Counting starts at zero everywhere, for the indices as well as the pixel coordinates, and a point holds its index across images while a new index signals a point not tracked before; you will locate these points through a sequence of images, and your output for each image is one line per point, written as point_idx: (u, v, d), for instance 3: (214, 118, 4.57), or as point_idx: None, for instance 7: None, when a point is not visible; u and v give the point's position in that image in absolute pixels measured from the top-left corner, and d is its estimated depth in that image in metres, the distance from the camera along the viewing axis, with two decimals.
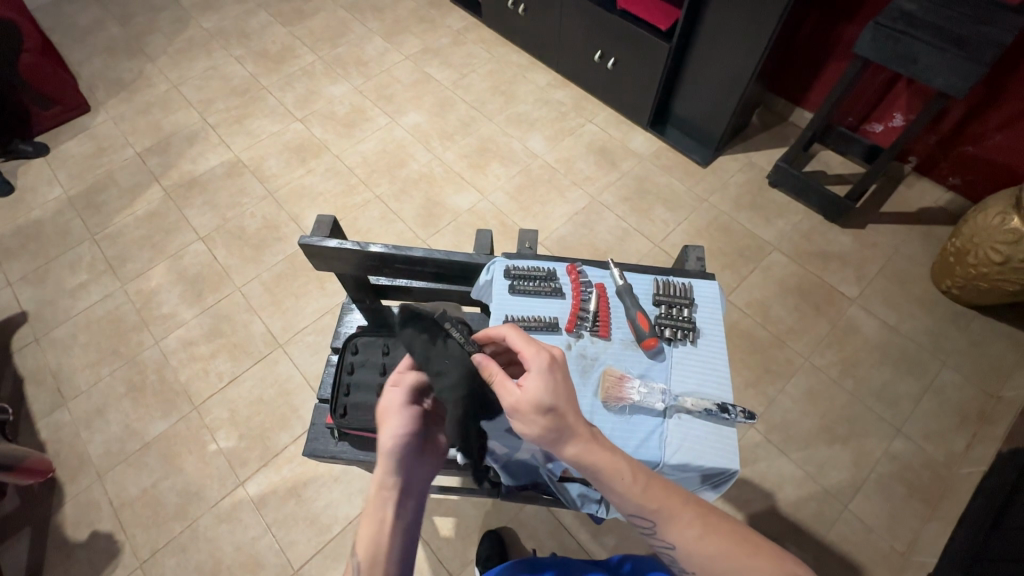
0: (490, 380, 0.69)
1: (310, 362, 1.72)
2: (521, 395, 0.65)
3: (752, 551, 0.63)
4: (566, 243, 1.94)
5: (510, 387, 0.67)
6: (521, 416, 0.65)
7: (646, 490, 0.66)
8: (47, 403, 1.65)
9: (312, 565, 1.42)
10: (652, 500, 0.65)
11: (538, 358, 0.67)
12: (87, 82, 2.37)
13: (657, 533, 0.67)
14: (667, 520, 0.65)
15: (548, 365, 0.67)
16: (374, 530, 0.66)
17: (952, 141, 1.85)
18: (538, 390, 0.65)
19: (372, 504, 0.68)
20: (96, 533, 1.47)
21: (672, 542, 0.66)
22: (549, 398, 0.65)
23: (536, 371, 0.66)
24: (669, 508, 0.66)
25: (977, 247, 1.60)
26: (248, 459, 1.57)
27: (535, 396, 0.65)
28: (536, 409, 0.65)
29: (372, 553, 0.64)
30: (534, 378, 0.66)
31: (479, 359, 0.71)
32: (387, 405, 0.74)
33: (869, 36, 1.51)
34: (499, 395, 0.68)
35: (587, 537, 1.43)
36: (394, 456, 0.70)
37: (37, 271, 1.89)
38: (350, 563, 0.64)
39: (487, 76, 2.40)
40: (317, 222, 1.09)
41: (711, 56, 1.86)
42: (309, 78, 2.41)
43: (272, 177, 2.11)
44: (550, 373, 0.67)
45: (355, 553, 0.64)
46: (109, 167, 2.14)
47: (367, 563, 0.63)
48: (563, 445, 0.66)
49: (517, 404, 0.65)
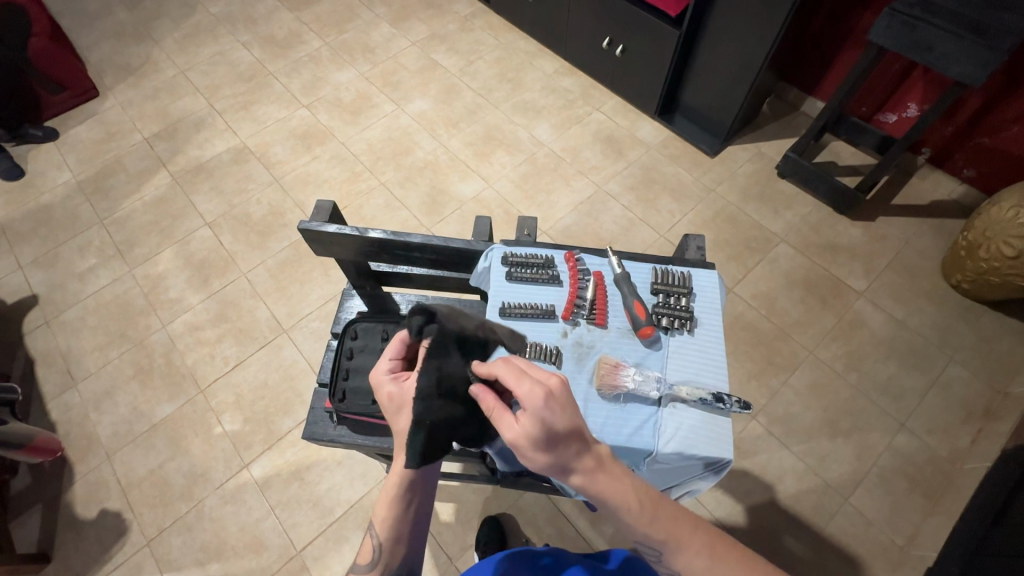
0: (489, 414, 0.67)
1: (314, 348, 1.74)
2: (519, 431, 0.63)
3: None
4: (570, 233, 1.93)
5: (508, 422, 0.64)
6: (522, 451, 0.63)
7: (653, 521, 0.64)
8: (57, 384, 1.69)
9: (313, 546, 1.45)
10: (658, 531, 0.65)
11: (531, 395, 0.61)
12: (96, 67, 2.37)
13: (664, 559, 0.67)
14: (676, 550, 0.65)
15: (542, 402, 0.61)
16: (396, 512, 0.70)
17: (967, 133, 1.82)
18: (533, 429, 0.61)
19: (394, 488, 0.70)
20: (104, 511, 1.50)
21: (680, 569, 0.66)
22: (547, 437, 0.61)
23: (530, 409, 0.61)
24: (677, 538, 0.65)
25: (989, 242, 1.57)
26: (252, 442, 1.59)
27: (534, 435, 0.61)
28: (536, 447, 0.62)
29: (393, 532, 0.70)
30: (528, 416, 0.61)
31: (477, 392, 0.68)
32: (398, 391, 0.73)
33: (885, 23, 1.46)
34: (500, 429, 0.66)
35: (585, 526, 1.44)
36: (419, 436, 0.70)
37: (47, 254, 1.92)
38: (369, 539, 0.70)
39: (494, 63, 2.38)
40: (317, 208, 1.09)
41: (722, 43, 1.83)
42: (316, 64, 2.40)
43: (278, 163, 2.12)
44: (545, 409, 0.61)
45: (375, 530, 0.70)
46: (117, 152, 2.15)
47: (389, 540, 0.70)
48: (568, 475, 0.63)
49: (516, 440, 0.63)
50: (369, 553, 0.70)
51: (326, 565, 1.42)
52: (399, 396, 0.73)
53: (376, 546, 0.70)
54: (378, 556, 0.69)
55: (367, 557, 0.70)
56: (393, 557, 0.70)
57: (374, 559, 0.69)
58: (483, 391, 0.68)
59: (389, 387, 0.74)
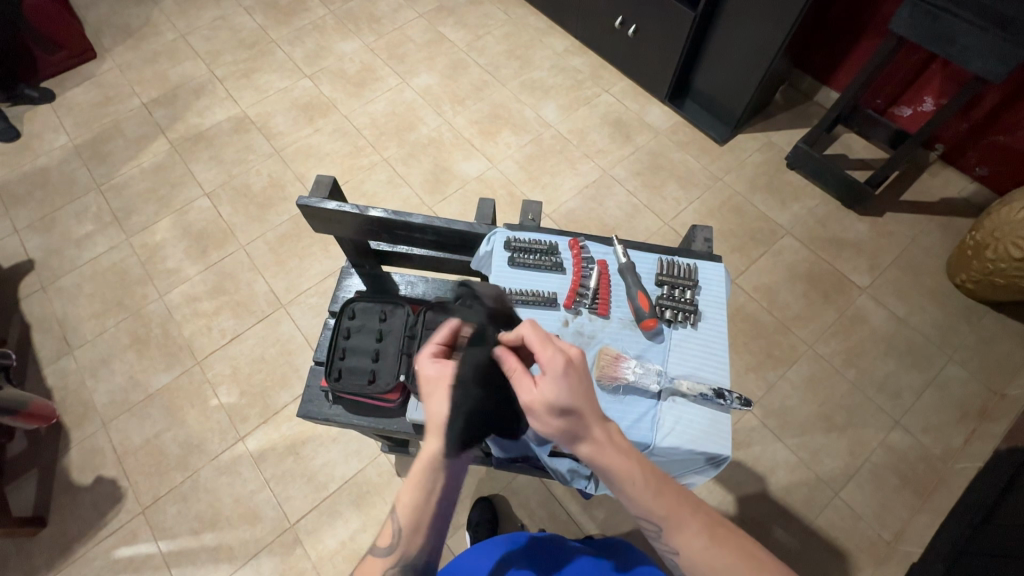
0: (509, 377, 0.71)
1: (312, 324, 1.73)
2: (535, 395, 0.66)
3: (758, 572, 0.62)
4: (574, 216, 1.90)
5: (526, 386, 0.68)
6: (536, 414, 0.66)
7: (656, 495, 0.66)
8: (54, 350, 1.68)
9: (307, 520, 1.46)
10: (661, 506, 0.66)
11: (552, 361, 0.66)
12: (93, 28, 2.30)
13: (662, 538, 0.66)
14: (675, 527, 0.65)
15: (561, 370, 0.65)
16: (418, 500, 0.68)
17: (983, 129, 1.78)
18: (553, 394, 0.65)
19: (421, 474, 0.69)
20: (100, 478, 1.51)
21: (677, 549, 0.65)
22: (562, 401, 0.65)
23: (550, 373, 0.66)
24: (678, 516, 0.66)
25: (997, 242, 1.55)
26: (248, 415, 1.59)
27: (547, 400, 0.65)
28: (549, 412, 0.65)
29: (414, 521, 0.68)
30: (548, 380, 0.65)
31: (500, 355, 0.73)
32: (435, 374, 0.73)
33: (906, 12, 1.42)
34: (517, 393, 0.69)
35: (577, 510, 1.45)
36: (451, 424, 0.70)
37: (43, 219, 1.89)
38: (390, 523, 0.69)
39: (503, 39, 2.32)
40: (316, 183, 1.06)
41: (738, 28, 1.77)
42: (319, 32, 2.34)
43: (279, 135, 2.07)
44: (564, 376, 0.66)
45: (396, 515, 0.69)
46: (115, 117, 2.10)
47: (410, 527, 0.68)
48: (577, 444, 0.66)
49: (531, 403, 0.66)
50: (390, 537, 0.69)
51: (319, 539, 1.44)
52: (434, 379, 0.73)
53: (396, 531, 0.68)
54: (396, 542, 0.68)
55: (387, 541, 0.69)
56: (412, 544, 0.68)
57: (393, 544, 0.69)
58: (504, 353, 0.73)
59: (428, 369, 0.74)
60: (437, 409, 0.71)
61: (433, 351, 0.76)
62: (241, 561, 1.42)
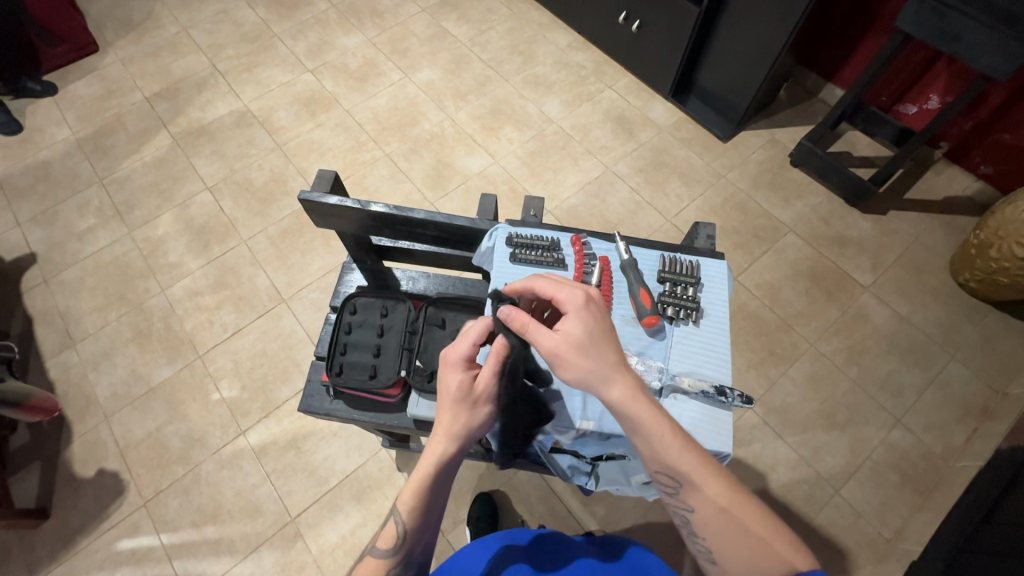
0: (519, 329, 0.70)
1: (313, 319, 1.73)
2: (561, 336, 0.68)
3: (771, 536, 0.63)
4: (576, 213, 1.90)
5: (547, 332, 0.69)
6: (564, 358, 0.67)
7: (681, 450, 0.66)
8: (56, 343, 1.68)
9: (308, 514, 1.47)
10: (684, 462, 0.65)
11: (573, 298, 0.70)
12: (95, 21, 2.30)
13: (678, 495, 0.67)
14: (696, 485, 0.65)
15: (584, 304, 0.69)
16: (426, 503, 0.69)
17: (988, 128, 1.77)
18: (579, 328, 0.68)
19: (427, 477, 0.69)
20: (102, 471, 1.52)
21: (692, 506, 0.66)
22: (589, 335, 0.68)
23: (573, 310, 0.69)
24: (700, 475, 0.65)
25: (1002, 242, 1.54)
26: (250, 410, 1.60)
27: (574, 338, 0.67)
28: (577, 351, 0.67)
29: (418, 523, 0.69)
30: (572, 318, 0.69)
31: (507, 312, 0.71)
32: (466, 388, 0.71)
33: (912, 9, 1.40)
34: (536, 342, 0.70)
35: (577, 506, 1.45)
36: (469, 435, 0.70)
37: (46, 213, 1.89)
38: (393, 525, 0.70)
39: (506, 34, 2.31)
40: (318, 177, 1.06)
41: (742, 24, 1.76)
42: (322, 27, 2.33)
43: (281, 129, 2.07)
44: (587, 310, 0.69)
45: (400, 516, 0.69)
46: (117, 111, 2.10)
47: (414, 529, 0.69)
48: (608, 387, 0.66)
49: (558, 347, 0.68)
50: (392, 539, 0.70)
51: (320, 532, 1.44)
52: (462, 391, 0.70)
53: (400, 533, 0.69)
54: (401, 543, 0.69)
55: (390, 542, 0.70)
56: (415, 545, 0.70)
57: (396, 546, 0.69)
58: (511, 310, 0.71)
59: (454, 379, 0.71)
60: (462, 420, 0.70)
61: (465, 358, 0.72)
62: (242, 554, 1.42)
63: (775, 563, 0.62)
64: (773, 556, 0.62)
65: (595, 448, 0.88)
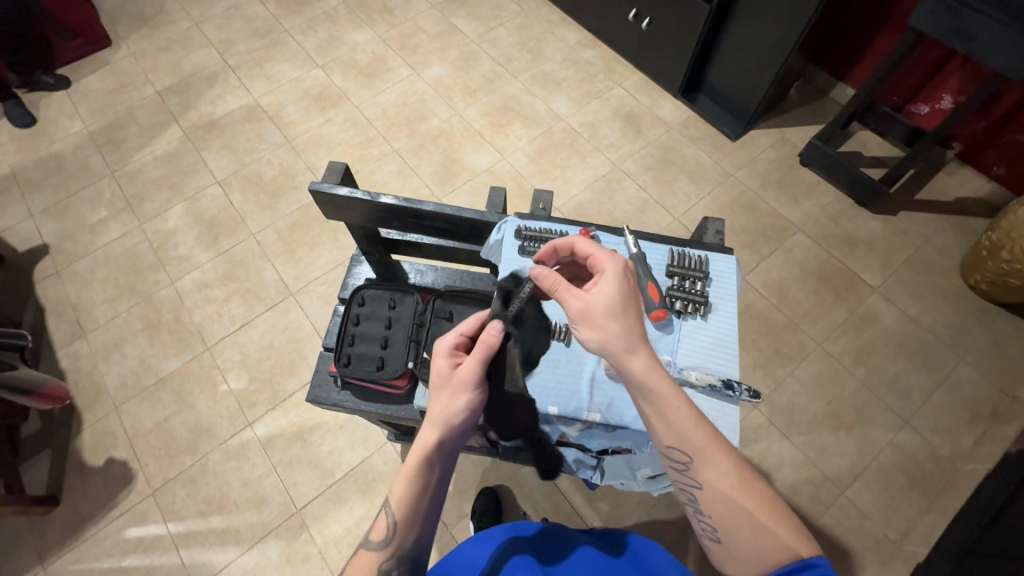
0: (550, 290, 0.71)
1: (321, 312, 1.74)
2: (590, 298, 0.68)
3: (777, 519, 0.63)
4: (583, 210, 1.90)
5: (576, 294, 0.69)
6: (590, 321, 0.68)
7: (695, 424, 0.66)
8: (67, 333, 1.71)
9: (314, 505, 1.48)
10: (696, 437, 0.65)
11: (612, 262, 0.71)
12: (108, 15, 2.32)
13: (688, 472, 0.66)
14: (706, 461, 0.65)
15: (620, 269, 0.70)
16: (413, 493, 0.67)
17: (1002, 128, 1.75)
18: (611, 293, 0.68)
19: (414, 465, 0.68)
20: (111, 460, 1.53)
21: (701, 483, 0.65)
22: (618, 301, 0.68)
23: (609, 275, 0.70)
24: (711, 451, 0.65)
25: (1014, 243, 1.52)
26: (257, 401, 1.61)
27: (603, 301, 0.68)
28: (605, 315, 0.67)
29: (408, 514, 0.67)
30: (607, 281, 0.69)
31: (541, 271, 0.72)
32: (448, 371, 0.73)
33: (926, 7, 1.39)
34: (564, 304, 0.70)
35: (581, 502, 1.45)
36: (452, 420, 0.69)
37: (58, 204, 1.92)
38: (384, 516, 0.68)
39: (515, 30, 2.31)
40: (329, 169, 1.07)
41: (753, 21, 1.75)
42: (332, 23, 2.34)
43: (290, 124, 2.08)
44: (623, 278, 0.70)
45: (391, 508, 0.67)
46: (129, 105, 2.12)
47: (404, 521, 0.67)
48: (630, 353, 0.66)
49: (586, 308, 0.68)
50: (383, 531, 0.68)
51: (325, 524, 1.45)
52: (445, 376, 0.72)
53: (390, 525, 0.67)
54: (391, 536, 0.67)
55: (381, 534, 0.68)
56: (407, 539, 0.67)
57: (386, 539, 0.67)
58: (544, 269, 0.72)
59: (440, 363, 0.74)
60: (443, 404, 0.70)
61: (451, 346, 0.76)
62: (248, 545, 1.44)
63: (779, 545, 0.61)
64: (775, 539, 0.62)
65: (601, 441, 0.89)
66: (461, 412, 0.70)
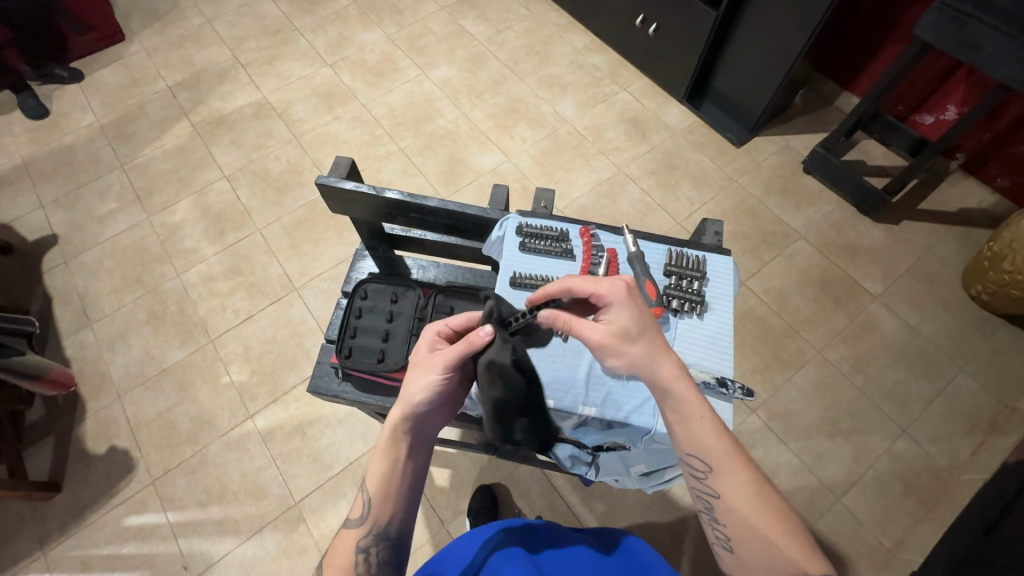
0: (565, 329, 0.74)
1: (324, 308, 1.76)
2: (606, 330, 0.71)
3: (791, 535, 0.65)
4: (586, 212, 1.91)
5: (592, 326, 0.72)
6: (609, 349, 0.71)
7: (716, 436, 0.69)
8: (73, 323, 1.73)
9: (311, 498, 1.49)
10: (717, 448, 0.69)
11: (614, 290, 0.71)
12: (123, 11, 2.35)
13: (706, 480, 0.69)
14: (725, 472, 0.68)
15: (625, 294, 0.71)
16: (385, 470, 0.72)
17: (1006, 139, 1.75)
18: (624, 320, 0.71)
19: (385, 444, 0.73)
20: (113, 448, 1.55)
21: (720, 493, 0.68)
22: (631, 325, 0.71)
23: (615, 303, 0.71)
24: (730, 463, 0.68)
25: (1015, 254, 1.52)
26: (258, 394, 1.63)
27: (618, 328, 0.71)
28: (623, 341, 0.71)
29: (381, 490, 0.71)
30: (615, 311, 0.71)
31: (549, 316, 0.75)
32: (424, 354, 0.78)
33: (932, 17, 1.40)
34: (582, 337, 0.73)
35: (577, 502, 1.46)
36: (415, 400, 0.73)
37: (68, 195, 1.94)
38: (361, 494, 0.73)
39: (523, 34, 2.33)
40: (334, 164, 1.09)
41: (760, 28, 1.76)
42: (342, 22, 2.37)
43: (298, 122, 2.11)
44: (629, 301, 0.71)
45: (366, 485, 0.72)
46: (141, 99, 2.15)
47: (378, 496, 0.71)
48: (656, 368, 0.71)
49: (604, 340, 0.71)
50: (360, 509, 0.72)
51: (322, 517, 1.46)
52: (421, 360, 0.77)
53: (365, 502, 0.72)
54: (366, 512, 0.71)
55: (358, 512, 0.72)
56: (382, 514, 0.71)
57: (363, 515, 0.71)
58: (552, 313, 0.74)
59: (422, 348, 0.79)
60: (409, 384, 0.74)
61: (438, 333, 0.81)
62: (245, 536, 1.45)
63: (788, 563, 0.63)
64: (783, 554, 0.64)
65: (596, 437, 0.90)
66: (421, 392, 0.73)
